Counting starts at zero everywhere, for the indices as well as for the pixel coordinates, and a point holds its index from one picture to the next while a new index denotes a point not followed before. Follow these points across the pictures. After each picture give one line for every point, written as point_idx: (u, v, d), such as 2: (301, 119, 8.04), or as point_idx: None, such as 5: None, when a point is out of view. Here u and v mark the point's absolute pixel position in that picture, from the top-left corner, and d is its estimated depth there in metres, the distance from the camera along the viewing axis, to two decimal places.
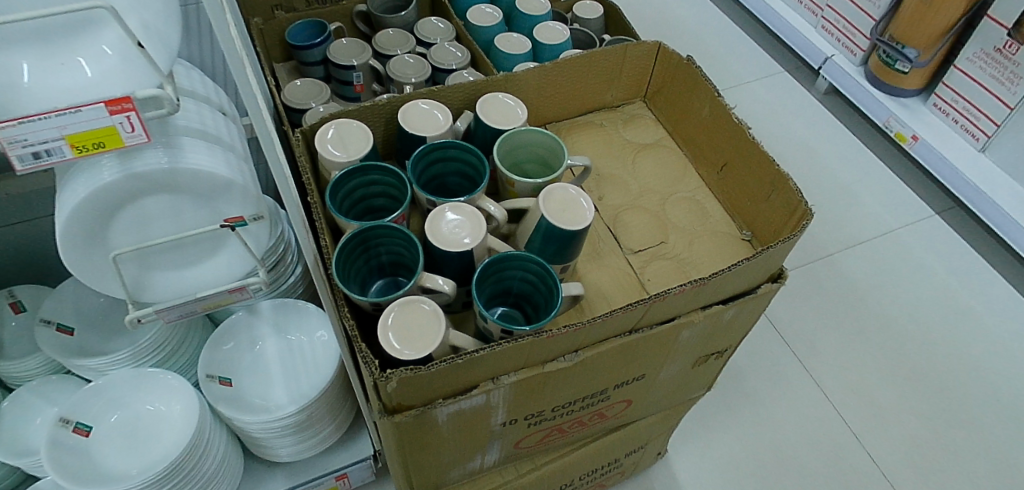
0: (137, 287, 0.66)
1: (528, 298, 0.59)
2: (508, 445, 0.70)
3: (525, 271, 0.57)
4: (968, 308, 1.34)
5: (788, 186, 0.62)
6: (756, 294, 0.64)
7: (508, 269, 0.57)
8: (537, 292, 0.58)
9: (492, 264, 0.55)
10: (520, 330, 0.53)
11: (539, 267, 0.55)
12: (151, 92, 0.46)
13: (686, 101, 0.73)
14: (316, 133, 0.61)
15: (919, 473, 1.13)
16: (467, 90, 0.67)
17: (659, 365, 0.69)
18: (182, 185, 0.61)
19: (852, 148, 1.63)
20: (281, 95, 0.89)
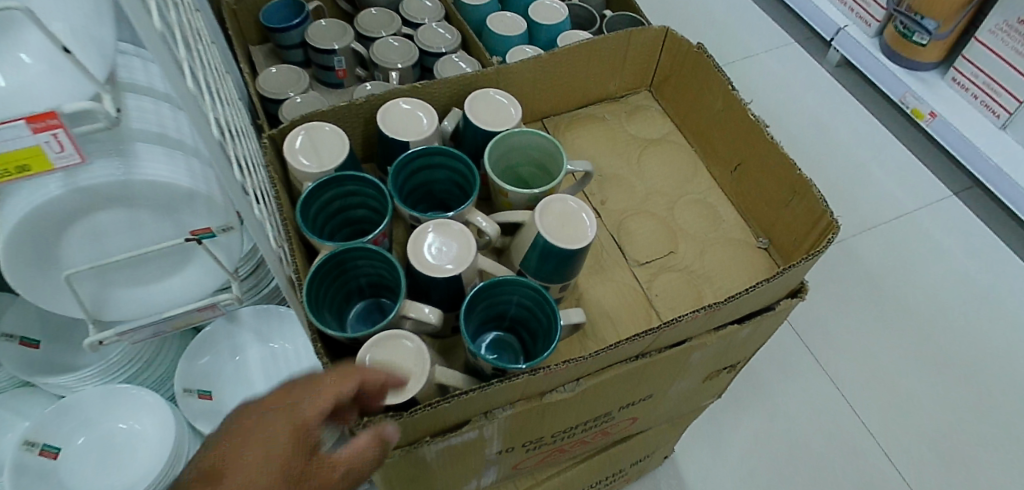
0: (97, 306, 0.60)
1: (525, 323, 0.54)
2: (505, 468, 0.66)
3: (521, 295, 0.51)
4: (986, 294, 1.29)
5: (811, 193, 0.56)
6: (774, 311, 0.58)
7: (502, 293, 0.51)
8: (534, 318, 0.52)
9: (484, 290, 0.50)
10: (514, 368, 0.48)
11: (536, 292, 0.50)
12: (83, 106, 0.40)
13: (696, 93, 0.66)
14: (285, 138, 0.55)
15: (933, 469, 1.09)
16: (455, 85, 0.61)
17: (667, 384, 0.64)
18: (140, 197, 0.55)
19: (866, 125, 1.56)
20: (256, 83, 0.82)
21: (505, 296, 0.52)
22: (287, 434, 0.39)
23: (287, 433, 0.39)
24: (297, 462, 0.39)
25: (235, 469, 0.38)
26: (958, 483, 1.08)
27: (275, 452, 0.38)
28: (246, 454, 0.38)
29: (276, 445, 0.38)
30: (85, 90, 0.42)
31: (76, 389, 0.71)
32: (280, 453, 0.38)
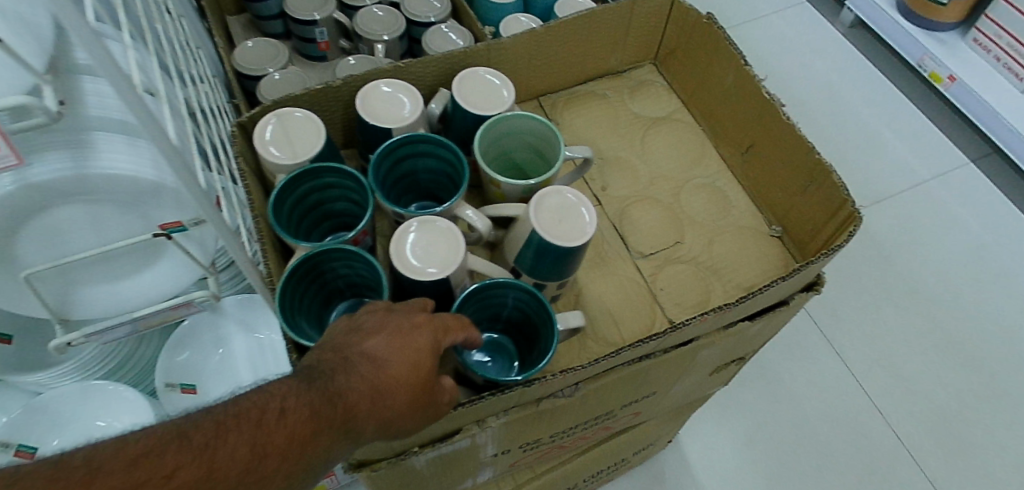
0: (61, 304, 0.56)
1: (520, 327, 0.50)
2: (502, 466, 0.64)
3: (515, 298, 0.47)
4: (1002, 266, 1.25)
5: (831, 179, 0.51)
6: (787, 307, 0.54)
7: (494, 296, 0.48)
8: (529, 322, 0.49)
9: (474, 294, 0.46)
10: (508, 381, 0.45)
11: (530, 296, 0.46)
12: (16, 100, 0.35)
13: (704, 67, 0.61)
14: (256, 126, 0.50)
15: (943, 447, 1.07)
16: (441, 64, 0.56)
17: (671, 381, 0.61)
18: (99, 191, 0.50)
19: (880, 89, 1.49)
20: (231, 58, 0.75)
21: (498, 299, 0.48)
22: (419, 341, 0.39)
23: (418, 337, 0.40)
24: (425, 367, 0.39)
25: (375, 346, 0.39)
26: (969, 462, 1.06)
27: (406, 354, 0.39)
28: (378, 350, 0.39)
29: (411, 346, 0.39)
30: (22, 82, 0.37)
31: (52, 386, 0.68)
32: (413, 355, 0.39)
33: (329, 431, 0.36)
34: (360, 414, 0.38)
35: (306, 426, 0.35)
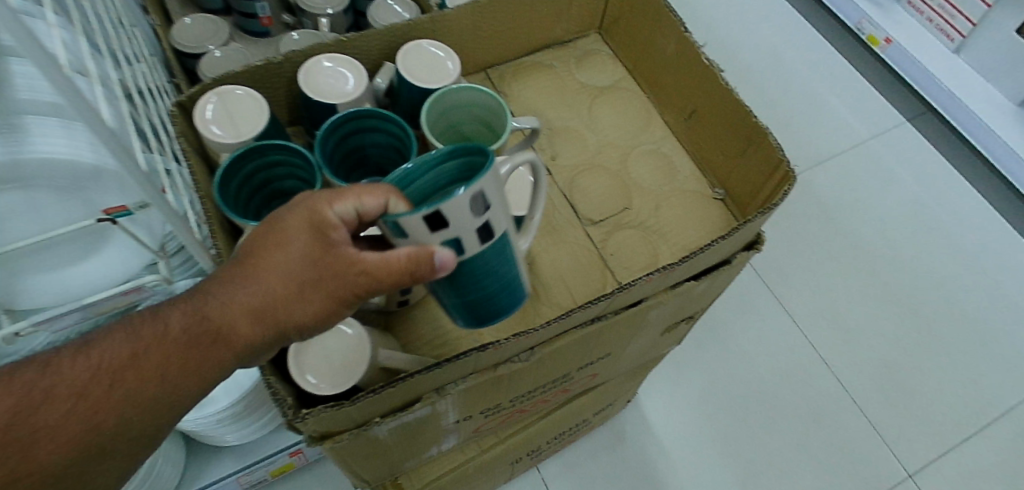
0: (6, 296, 0.55)
1: None
2: (466, 432, 0.66)
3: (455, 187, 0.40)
4: (935, 220, 1.32)
5: (767, 140, 0.53)
6: (729, 265, 0.56)
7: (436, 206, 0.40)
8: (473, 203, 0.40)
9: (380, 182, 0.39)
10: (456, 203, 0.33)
11: (453, 159, 0.38)
12: None
13: (647, 36, 0.62)
14: (196, 106, 0.49)
15: (883, 391, 1.14)
16: (385, 36, 0.55)
17: (624, 342, 0.63)
18: (37, 177, 0.49)
19: (822, 51, 1.52)
20: (167, 36, 0.73)
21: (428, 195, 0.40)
22: (312, 249, 0.37)
23: (311, 243, 0.37)
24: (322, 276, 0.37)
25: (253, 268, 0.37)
26: (906, 404, 1.13)
27: (291, 274, 0.37)
28: (263, 271, 0.37)
29: (297, 262, 0.37)
30: None
31: None
32: (303, 271, 0.37)
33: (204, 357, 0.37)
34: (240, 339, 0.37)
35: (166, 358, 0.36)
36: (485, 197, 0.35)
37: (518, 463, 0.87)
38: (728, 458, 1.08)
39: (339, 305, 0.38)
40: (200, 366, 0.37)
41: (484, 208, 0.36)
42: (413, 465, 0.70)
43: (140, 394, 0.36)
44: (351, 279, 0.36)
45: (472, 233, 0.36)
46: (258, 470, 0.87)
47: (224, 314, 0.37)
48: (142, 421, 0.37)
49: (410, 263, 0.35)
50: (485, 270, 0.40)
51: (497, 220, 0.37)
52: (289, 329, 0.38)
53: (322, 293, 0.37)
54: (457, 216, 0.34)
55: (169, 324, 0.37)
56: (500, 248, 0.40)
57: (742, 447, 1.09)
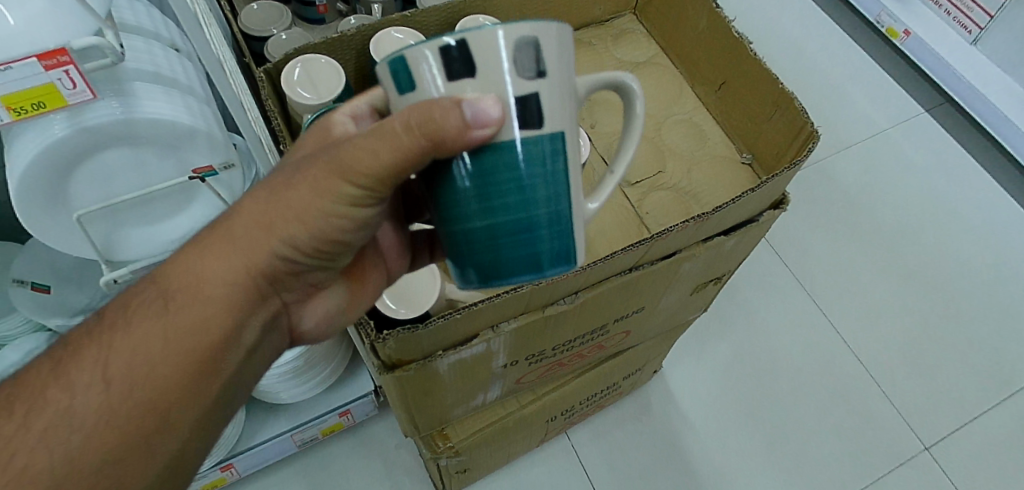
0: (108, 246, 0.63)
1: None
2: (510, 381, 0.71)
3: None
4: (953, 207, 1.35)
5: (793, 105, 0.58)
6: (756, 223, 0.61)
7: None
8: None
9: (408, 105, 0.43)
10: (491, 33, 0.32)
11: None
12: (89, 41, 0.42)
13: (679, 14, 0.68)
14: (282, 73, 0.56)
15: (901, 370, 1.18)
16: (444, 13, 0.62)
17: (657, 297, 0.68)
18: (141, 136, 0.56)
19: (842, 44, 1.56)
20: (236, 20, 0.80)
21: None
22: (315, 146, 0.40)
23: (313, 142, 0.40)
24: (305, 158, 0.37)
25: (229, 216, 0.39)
26: (923, 382, 1.17)
27: (271, 204, 0.37)
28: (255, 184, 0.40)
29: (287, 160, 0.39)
30: (88, 26, 0.43)
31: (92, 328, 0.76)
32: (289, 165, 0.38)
33: (204, 281, 0.38)
34: (234, 252, 0.39)
35: (155, 315, 0.37)
36: (529, 59, 0.34)
37: (552, 422, 0.92)
38: (751, 430, 1.12)
39: (332, 190, 0.35)
40: (189, 316, 0.38)
41: (530, 73, 0.34)
42: (459, 414, 0.75)
43: (138, 329, 0.37)
44: (344, 151, 0.34)
45: (510, 99, 0.34)
46: (310, 428, 0.94)
47: (217, 232, 0.39)
48: (144, 368, 0.37)
49: (437, 116, 0.32)
50: (523, 173, 0.36)
51: (550, 104, 0.35)
52: (278, 231, 0.38)
53: (300, 175, 0.36)
54: (488, 62, 0.33)
55: (155, 289, 0.38)
56: (548, 149, 0.36)
57: (764, 419, 1.13)
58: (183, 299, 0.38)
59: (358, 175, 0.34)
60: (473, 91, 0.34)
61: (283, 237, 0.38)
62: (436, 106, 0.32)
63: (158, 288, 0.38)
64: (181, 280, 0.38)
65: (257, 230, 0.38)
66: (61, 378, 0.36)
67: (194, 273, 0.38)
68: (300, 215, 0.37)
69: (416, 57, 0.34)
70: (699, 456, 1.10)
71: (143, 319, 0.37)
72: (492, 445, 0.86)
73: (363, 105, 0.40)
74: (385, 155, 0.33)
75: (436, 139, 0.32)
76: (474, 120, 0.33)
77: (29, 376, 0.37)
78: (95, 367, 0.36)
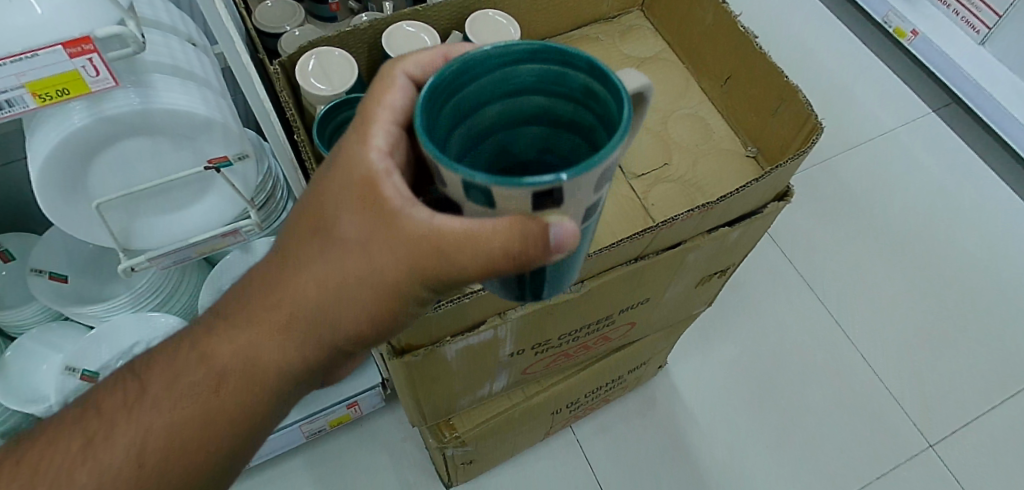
0: (125, 235, 0.65)
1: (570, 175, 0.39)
2: (515, 372, 0.73)
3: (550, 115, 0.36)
4: (959, 206, 1.35)
5: (797, 98, 0.58)
6: (761, 215, 0.62)
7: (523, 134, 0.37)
8: (564, 134, 0.37)
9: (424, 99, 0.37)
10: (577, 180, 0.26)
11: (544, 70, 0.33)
12: (113, 30, 0.44)
13: (685, 10, 0.69)
14: (297, 64, 0.58)
15: (907, 367, 1.18)
16: (454, 8, 0.64)
17: (663, 287, 0.69)
18: (159, 126, 0.57)
19: (848, 44, 1.56)
20: (252, 16, 0.81)
21: (536, 116, 0.36)
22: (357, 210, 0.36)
23: (354, 201, 0.34)
24: (369, 248, 0.35)
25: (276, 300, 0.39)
26: (929, 380, 1.17)
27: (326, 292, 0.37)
28: (304, 258, 0.37)
29: (343, 238, 0.36)
30: (111, 16, 0.45)
31: (107, 317, 0.79)
32: (348, 247, 0.36)
33: (252, 368, 0.40)
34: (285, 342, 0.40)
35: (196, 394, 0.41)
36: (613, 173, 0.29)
37: (557, 414, 0.93)
38: (755, 426, 1.12)
39: (400, 279, 0.35)
40: (228, 396, 0.41)
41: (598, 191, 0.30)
42: (466, 404, 0.77)
43: (187, 407, 0.42)
44: (422, 254, 0.33)
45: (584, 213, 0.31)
46: (318, 419, 0.95)
47: (267, 315, 0.39)
48: (183, 435, 0.42)
49: (528, 250, 0.30)
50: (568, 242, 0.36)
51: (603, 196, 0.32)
52: (336, 326, 0.39)
53: (369, 275, 0.36)
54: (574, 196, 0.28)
55: (197, 368, 0.41)
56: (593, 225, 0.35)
57: (768, 416, 1.13)
58: (223, 379, 0.41)
59: (435, 273, 0.34)
60: (555, 217, 0.29)
61: (340, 331, 0.39)
62: (534, 241, 0.29)
63: (208, 368, 0.41)
64: (230, 362, 0.41)
65: (308, 324, 0.39)
66: (94, 443, 0.41)
67: (245, 356, 0.40)
68: (362, 317, 0.38)
69: (501, 192, 0.27)
70: (703, 451, 1.10)
71: (195, 397, 0.41)
72: (498, 436, 0.87)
73: (393, 128, 0.34)
74: (466, 271, 0.33)
75: (526, 265, 0.31)
76: (557, 248, 0.30)
77: (64, 433, 0.42)
78: (136, 433, 0.41)
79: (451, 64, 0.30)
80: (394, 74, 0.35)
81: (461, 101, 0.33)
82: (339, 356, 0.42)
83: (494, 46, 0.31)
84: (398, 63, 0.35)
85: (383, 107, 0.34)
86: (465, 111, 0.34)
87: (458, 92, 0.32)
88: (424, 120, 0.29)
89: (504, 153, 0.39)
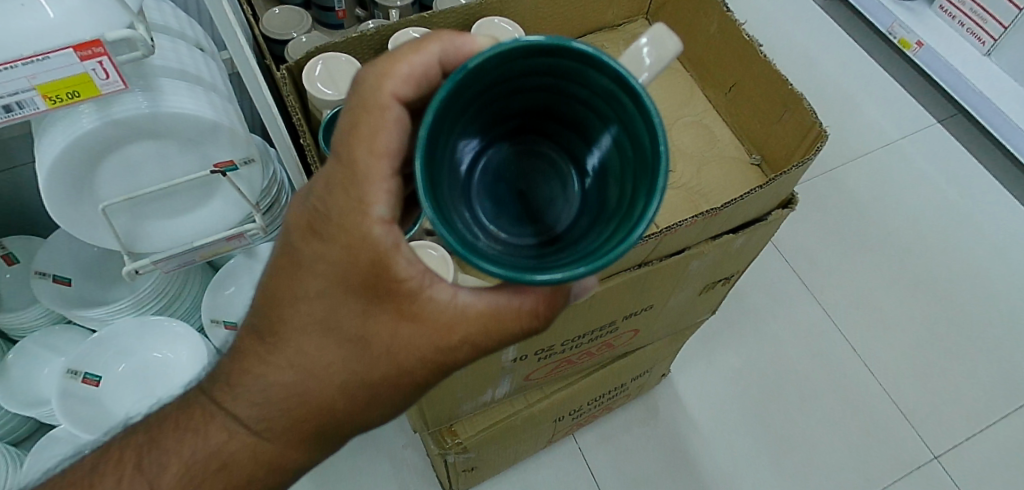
0: (130, 238, 0.65)
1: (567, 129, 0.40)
2: (518, 378, 0.72)
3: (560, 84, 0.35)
4: (964, 218, 1.35)
5: (801, 105, 0.59)
6: (765, 222, 0.62)
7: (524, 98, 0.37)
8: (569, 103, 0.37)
9: (419, 107, 0.37)
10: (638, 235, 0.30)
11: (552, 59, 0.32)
12: (123, 34, 0.44)
13: (692, 19, 0.70)
14: (304, 69, 0.58)
15: (912, 378, 1.18)
16: (460, 14, 0.64)
17: (667, 294, 0.69)
18: (167, 130, 0.58)
19: (853, 55, 1.56)
20: (259, 23, 0.82)
21: (543, 87, 0.36)
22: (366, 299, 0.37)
23: (374, 294, 0.36)
24: (395, 342, 0.37)
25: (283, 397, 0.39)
26: (934, 391, 1.17)
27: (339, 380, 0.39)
28: (318, 355, 0.38)
29: (362, 332, 0.38)
30: (121, 20, 0.45)
31: (110, 321, 0.79)
32: (369, 341, 0.38)
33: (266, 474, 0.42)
34: (303, 439, 0.41)
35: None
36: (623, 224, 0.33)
37: (559, 422, 0.93)
38: (759, 436, 1.12)
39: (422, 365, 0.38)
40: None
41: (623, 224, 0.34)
42: (467, 410, 0.77)
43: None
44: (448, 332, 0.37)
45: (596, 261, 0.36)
46: None
47: (282, 413, 0.40)
48: None
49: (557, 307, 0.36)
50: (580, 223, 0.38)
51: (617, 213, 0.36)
52: (356, 418, 0.41)
53: (393, 369, 0.38)
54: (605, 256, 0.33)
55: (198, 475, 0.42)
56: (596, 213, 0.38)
57: (772, 426, 1.13)
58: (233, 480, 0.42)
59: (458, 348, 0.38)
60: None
61: (358, 422, 0.41)
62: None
63: (219, 478, 0.42)
64: (237, 459, 0.41)
65: (326, 417, 0.40)
66: None
67: (261, 461, 0.41)
68: (384, 408, 0.41)
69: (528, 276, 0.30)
70: (706, 460, 1.10)
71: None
72: (500, 443, 0.87)
73: (389, 180, 0.35)
74: (485, 345, 0.38)
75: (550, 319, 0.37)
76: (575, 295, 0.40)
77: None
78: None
79: (460, 70, 0.30)
80: (385, 100, 0.35)
81: (470, 91, 0.33)
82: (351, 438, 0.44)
83: (505, 43, 0.30)
84: (385, 84, 0.35)
85: (378, 157, 0.35)
86: (467, 100, 0.34)
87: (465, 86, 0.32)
88: (428, 197, 0.30)
89: (506, 112, 0.38)
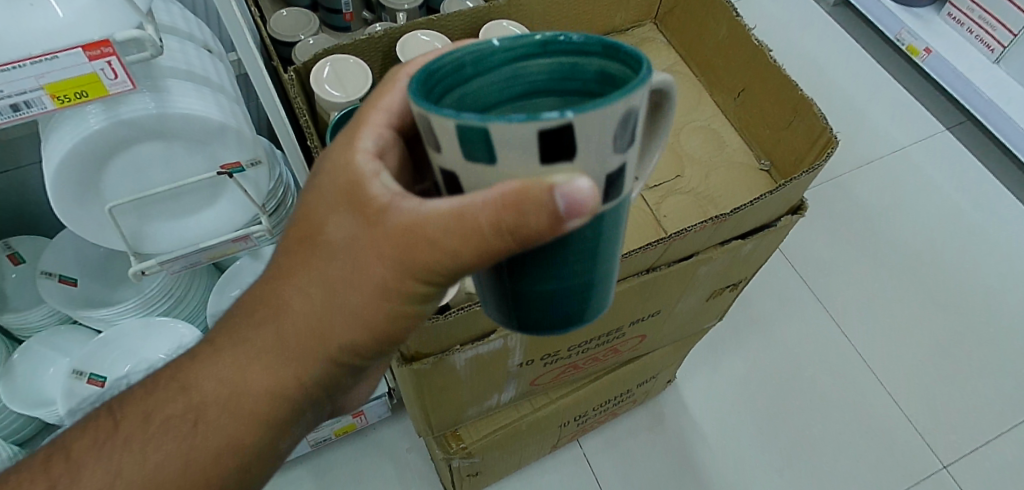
0: (136, 238, 0.65)
1: None
2: (524, 383, 0.72)
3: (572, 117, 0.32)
4: (973, 225, 1.34)
5: (811, 111, 0.58)
6: (774, 228, 0.61)
7: None
8: None
9: None
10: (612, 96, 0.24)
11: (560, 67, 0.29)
12: (132, 34, 0.44)
13: (700, 24, 0.69)
14: (311, 71, 0.58)
15: (921, 387, 1.17)
16: (469, 17, 0.64)
17: (674, 300, 0.68)
18: (173, 131, 0.57)
19: (860, 61, 1.56)
20: (267, 25, 0.82)
21: None
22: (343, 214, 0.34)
23: (341, 201, 0.34)
24: (359, 256, 0.34)
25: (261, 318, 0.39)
26: (943, 399, 1.16)
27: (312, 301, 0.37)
28: (293, 274, 0.37)
29: (329, 243, 0.35)
30: (130, 20, 0.45)
31: (116, 321, 0.79)
32: (337, 251, 0.35)
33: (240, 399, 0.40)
34: (278, 362, 0.39)
35: (181, 420, 0.40)
36: (630, 129, 0.26)
37: (563, 427, 0.92)
38: (766, 443, 1.11)
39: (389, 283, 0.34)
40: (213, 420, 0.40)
41: (623, 151, 0.27)
42: (473, 415, 0.76)
43: (163, 446, 0.40)
44: (411, 247, 0.32)
45: (600, 177, 0.27)
46: (324, 428, 0.95)
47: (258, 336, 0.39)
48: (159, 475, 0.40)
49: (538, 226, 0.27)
50: (590, 247, 0.32)
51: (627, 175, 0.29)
52: (330, 338, 0.38)
53: (360, 279, 0.35)
54: (588, 143, 0.25)
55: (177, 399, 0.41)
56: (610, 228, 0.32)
57: (778, 434, 1.12)
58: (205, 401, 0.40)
59: (432, 271, 0.32)
60: (562, 172, 0.26)
61: (335, 345, 0.38)
62: (532, 209, 0.26)
63: (187, 399, 0.41)
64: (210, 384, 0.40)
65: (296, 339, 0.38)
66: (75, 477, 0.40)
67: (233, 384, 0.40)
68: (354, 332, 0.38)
69: (496, 138, 0.24)
70: (712, 467, 1.09)
71: (167, 434, 0.40)
72: (505, 448, 0.86)
73: (385, 129, 0.36)
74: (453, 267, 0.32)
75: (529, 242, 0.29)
76: (568, 216, 0.27)
77: None
78: (106, 475, 0.40)
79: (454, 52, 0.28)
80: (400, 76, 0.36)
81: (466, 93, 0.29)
82: (337, 378, 0.42)
83: (499, 40, 0.28)
84: (405, 67, 0.37)
85: (378, 110, 0.36)
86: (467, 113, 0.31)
87: (462, 84, 0.29)
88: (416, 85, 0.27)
89: None
